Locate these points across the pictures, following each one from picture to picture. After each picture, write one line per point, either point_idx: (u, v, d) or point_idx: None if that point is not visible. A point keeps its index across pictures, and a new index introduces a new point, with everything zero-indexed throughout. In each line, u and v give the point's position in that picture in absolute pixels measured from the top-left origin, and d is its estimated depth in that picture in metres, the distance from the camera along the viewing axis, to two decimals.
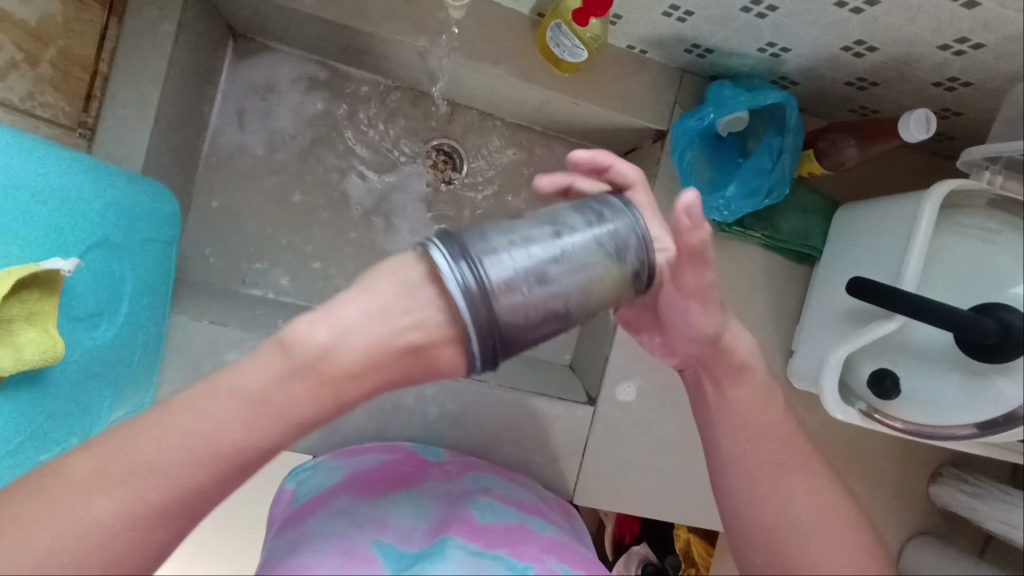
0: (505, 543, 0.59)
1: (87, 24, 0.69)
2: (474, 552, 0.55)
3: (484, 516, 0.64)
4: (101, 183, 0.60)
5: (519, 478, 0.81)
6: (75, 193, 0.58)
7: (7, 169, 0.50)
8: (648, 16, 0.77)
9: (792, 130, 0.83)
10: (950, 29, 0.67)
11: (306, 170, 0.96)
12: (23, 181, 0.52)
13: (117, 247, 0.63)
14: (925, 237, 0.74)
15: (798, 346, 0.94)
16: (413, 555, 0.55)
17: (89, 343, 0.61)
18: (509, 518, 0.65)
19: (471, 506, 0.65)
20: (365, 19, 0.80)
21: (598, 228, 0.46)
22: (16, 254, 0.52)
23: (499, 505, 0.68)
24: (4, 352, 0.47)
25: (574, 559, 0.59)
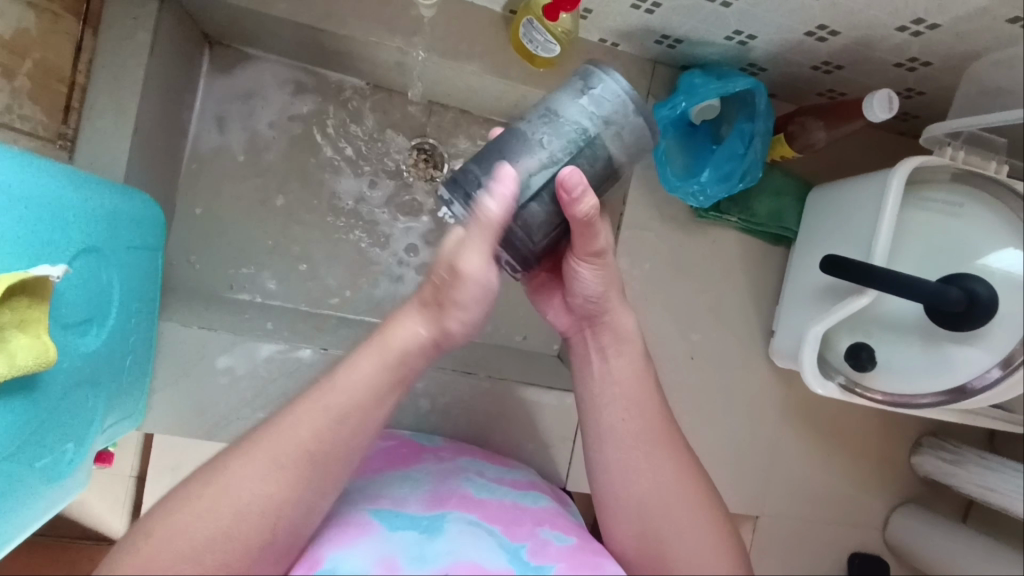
0: (502, 520, 0.62)
1: (64, 36, 0.70)
2: (472, 523, 0.60)
3: (479, 492, 0.67)
4: (81, 190, 0.60)
5: (512, 462, 0.83)
6: (61, 201, 0.58)
7: (9, 181, 0.52)
8: (618, 9, 0.79)
9: (762, 115, 0.85)
10: (906, 12, 0.69)
11: (289, 173, 0.97)
12: (22, 194, 0.53)
13: (106, 255, 0.64)
14: (893, 212, 0.77)
15: (777, 325, 0.96)
16: (409, 517, 0.60)
17: (88, 350, 0.61)
18: (503, 496, 0.68)
19: (466, 483, 0.68)
20: (339, 22, 0.81)
21: (576, 103, 0.57)
22: (5, 264, 0.50)
23: (495, 485, 0.71)
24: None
25: (564, 527, 0.64)
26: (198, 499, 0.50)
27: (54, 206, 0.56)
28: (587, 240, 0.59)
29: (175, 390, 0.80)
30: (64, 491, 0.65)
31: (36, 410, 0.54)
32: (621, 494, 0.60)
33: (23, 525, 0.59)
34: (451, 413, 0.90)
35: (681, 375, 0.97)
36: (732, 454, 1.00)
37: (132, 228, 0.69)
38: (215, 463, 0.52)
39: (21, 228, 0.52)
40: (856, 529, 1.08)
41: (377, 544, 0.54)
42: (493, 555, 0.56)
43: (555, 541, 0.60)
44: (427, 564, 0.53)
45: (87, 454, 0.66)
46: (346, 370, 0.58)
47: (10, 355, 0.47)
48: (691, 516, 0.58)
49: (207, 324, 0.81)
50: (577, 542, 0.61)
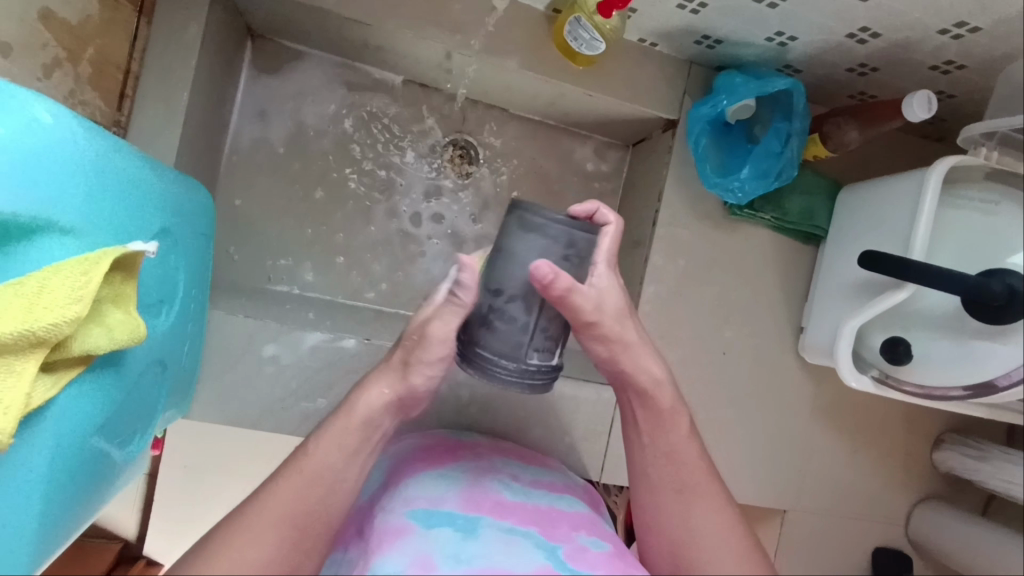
0: (534, 523, 0.65)
1: (120, 24, 0.71)
2: (506, 529, 0.62)
3: (514, 496, 0.70)
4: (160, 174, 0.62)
5: (550, 461, 0.85)
6: (137, 178, 0.59)
7: (105, 159, 0.55)
8: (664, 9, 0.81)
9: (799, 115, 0.87)
10: (950, 14, 0.70)
11: (327, 167, 0.97)
12: (115, 173, 0.56)
13: (176, 237, 0.65)
14: (931, 209, 0.79)
15: (809, 322, 0.98)
16: (445, 515, 0.62)
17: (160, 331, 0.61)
18: (539, 500, 0.71)
19: (500, 485, 0.71)
20: (386, 18, 0.83)
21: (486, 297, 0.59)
22: (103, 238, 0.54)
23: (529, 490, 0.72)
24: (99, 332, 0.51)
25: (596, 532, 0.67)
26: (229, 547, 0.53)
27: (138, 184, 0.59)
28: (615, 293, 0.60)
29: (218, 382, 0.80)
30: (128, 475, 0.65)
31: (118, 392, 0.56)
32: (666, 523, 0.63)
33: (93, 507, 0.60)
34: (490, 405, 0.91)
35: (712, 369, 0.99)
36: (760, 450, 1.01)
37: (195, 215, 0.69)
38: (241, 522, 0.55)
39: (116, 205, 0.55)
40: (879, 525, 1.10)
41: (415, 545, 0.57)
42: (529, 557, 0.58)
43: (590, 547, 0.62)
44: (460, 565, 0.56)
45: (150, 439, 0.66)
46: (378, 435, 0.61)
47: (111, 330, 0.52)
48: (724, 547, 0.61)
49: (253, 314, 0.81)
50: (611, 549, 0.64)
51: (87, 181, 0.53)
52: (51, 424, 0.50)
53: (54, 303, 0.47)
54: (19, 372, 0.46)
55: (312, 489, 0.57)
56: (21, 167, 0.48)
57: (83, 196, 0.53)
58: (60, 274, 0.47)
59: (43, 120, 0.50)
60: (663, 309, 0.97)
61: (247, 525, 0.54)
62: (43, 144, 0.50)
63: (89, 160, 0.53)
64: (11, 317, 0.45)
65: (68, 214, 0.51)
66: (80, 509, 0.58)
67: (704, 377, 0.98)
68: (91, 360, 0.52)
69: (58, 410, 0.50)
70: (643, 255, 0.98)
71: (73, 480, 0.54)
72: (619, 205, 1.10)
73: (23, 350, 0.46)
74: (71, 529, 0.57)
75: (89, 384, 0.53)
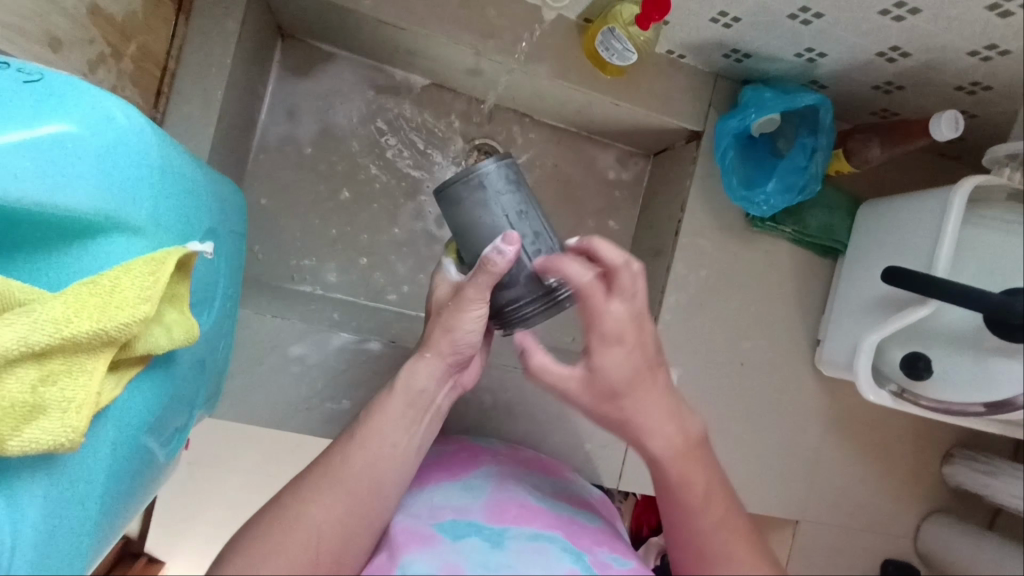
0: (563, 526, 0.65)
1: (160, 21, 0.71)
2: (532, 536, 0.61)
3: (538, 501, 0.69)
4: (204, 173, 0.66)
5: (566, 472, 0.84)
6: (189, 179, 0.62)
7: (167, 164, 0.59)
8: (696, 22, 0.82)
9: (825, 130, 0.88)
10: (982, 37, 0.71)
11: (353, 169, 0.97)
12: (176, 177, 0.60)
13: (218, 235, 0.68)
14: (955, 227, 0.80)
15: (826, 335, 0.99)
16: (471, 526, 0.62)
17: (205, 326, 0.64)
18: (562, 509, 0.69)
19: (524, 492, 0.70)
20: (420, 23, 0.83)
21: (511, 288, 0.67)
22: (165, 237, 0.58)
23: (552, 498, 0.72)
24: (160, 332, 0.55)
25: (621, 548, 0.65)
26: (284, 521, 0.55)
27: (190, 185, 0.63)
28: (604, 359, 0.58)
29: (244, 381, 0.80)
30: (170, 468, 0.71)
31: (165, 385, 0.61)
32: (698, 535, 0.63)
33: (135, 501, 0.64)
34: (511, 410, 0.92)
35: (730, 379, 1.00)
36: (774, 460, 1.02)
37: (231, 213, 0.72)
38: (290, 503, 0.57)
39: (173, 206, 0.59)
40: (888, 537, 1.11)
41: (444, 554, 0.57)
42: (557, 566, 0.57)
43: (615, 563, 0.61)
44: None
45: (185, 436, 0.70)
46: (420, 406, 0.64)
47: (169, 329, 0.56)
48: None
49: (280, 313, 0.81)
50: (635, 566, 0.62)
51: (155, 184, 0.57)
52: (115, 417, 0.56)
53: (125, 304, 0.51)
54: (92, 370, 0.51)
55: (361, 463, 0.59)
56: (100, 166, 0.52)
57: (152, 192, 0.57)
58: (131, 275, 0.51)
59: (116, 119, 0.54)
60: (684, 318, 0.97)
61: (293, 503, 0.57)
62: (119, 142, 0.54)
63: (156, 162, 0.57)
64: (89, 317, 0.49)
65: (139, 211, 0.55)
66: (127, 500, 0.62)
67: (722, 387, 0.99)
68: (148, 359, 0.57)
69: (120, 406, 0.56)
70: (664, 263, 0.99)
71: (128, 467, 0.60)
72: (639, 213, 1.11)
73: (97, 348, 0.51)
74: (120, 517, 0.62)
75: (143, 382, 0.58)
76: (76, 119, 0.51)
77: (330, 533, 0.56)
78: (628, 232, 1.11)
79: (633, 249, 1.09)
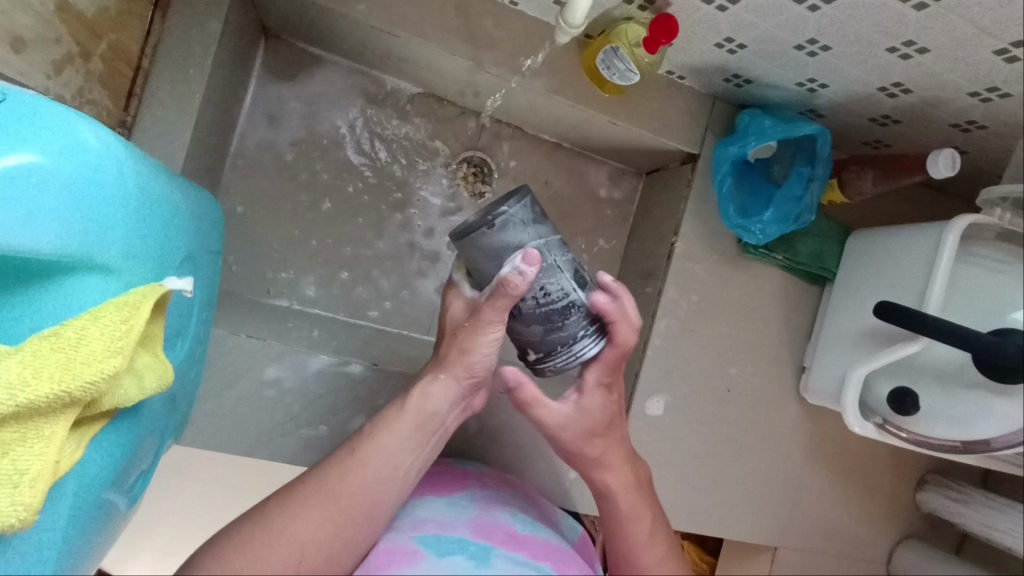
0: (549, 555, 0.62)
1: (136, 17, 0.65)
2: (520, 562, 0.59)
3: (525, 528, 0.66)
4: (185, 195, 0.63)
5: (548, 507, 0.79)
6: (167, 206, 0.60)
7: (144, 194, 0.56)
8: (701, 46, 0.80)
9: (822, 161, 0.88)
10: (986, 80, 0.71)
11: (337, 179, 0.93)
12: (154, 209, 0.58)
13: (196, 260, 0.66)
14: (947, 264, 0.80)
15: (811, 363, 1.00)
16: (456, 541, 0.60)
17: (175, 360, 0.63)
18: (549, 534, 0.67)
19: (510, 517, 0.67)
20: (415, 31, 0.79)
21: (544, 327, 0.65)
22: (139, 274, 0.56)
23: (539, 525, 0.69)
24: (130, 382, 0.54)
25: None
26: (275, 535, 0.56)
27: (167, 211, 0.60)
28: (589, 398, 0.68)
29: (216, 404, 0.75)
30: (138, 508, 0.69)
31: (131, 435, 0.59)
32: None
33: (102, 542, 0.63)
34: (496, 436, 0.89)
35: (716, 405, 0.99)
36: (756, 487, 1.02)
37: (207, 230, 0.69)
38: (278, 516, 0.57)
39: (149, 238, 0.57)
40: (863, 563, 1.12)
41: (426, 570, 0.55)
42: None
43: None
44: None
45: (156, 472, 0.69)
46: (420, 425, 0.64)
47: (140, 377, 0.56)
48: None
49: (256, 333, 0.76)
50: None
51: (130, 218, 0.55)
52: (75, 479, 0.54)
53: (94, 358, 0.50)
54: (49, 436, 0.50)
55: (355, 476, 0.60)
56: (72, 202, 0.50)
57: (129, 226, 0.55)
58: (101, 326, 0.51)
59: (92, 148, 0.52)
60: (673, 344, 0.96)
61: (284, 514, 0.57)
62: (94, 174, 0.52)
63: (133, 193, 0.55)
64: (49, 378, 0.48)
65: (112, 252, 0.53)
66: (96, 542, 0.61)
67: (709, 413, 0.98)
68: (114, 413, 0.56)
69: (82, 466, 0.54)
70: (655, 287, 0.97)
71: (97, 518, 0.59)
72: (629, 232, 1.09)
73: (58, 409, 0.50)
74: (89, 556, 0.61)
75: (107, 435, 0.57)
76: (51, 149, 0.49)
77: (316, 544, 0.56)
78: (617, 251, 1.09)
79: (622, 270, 1.07)
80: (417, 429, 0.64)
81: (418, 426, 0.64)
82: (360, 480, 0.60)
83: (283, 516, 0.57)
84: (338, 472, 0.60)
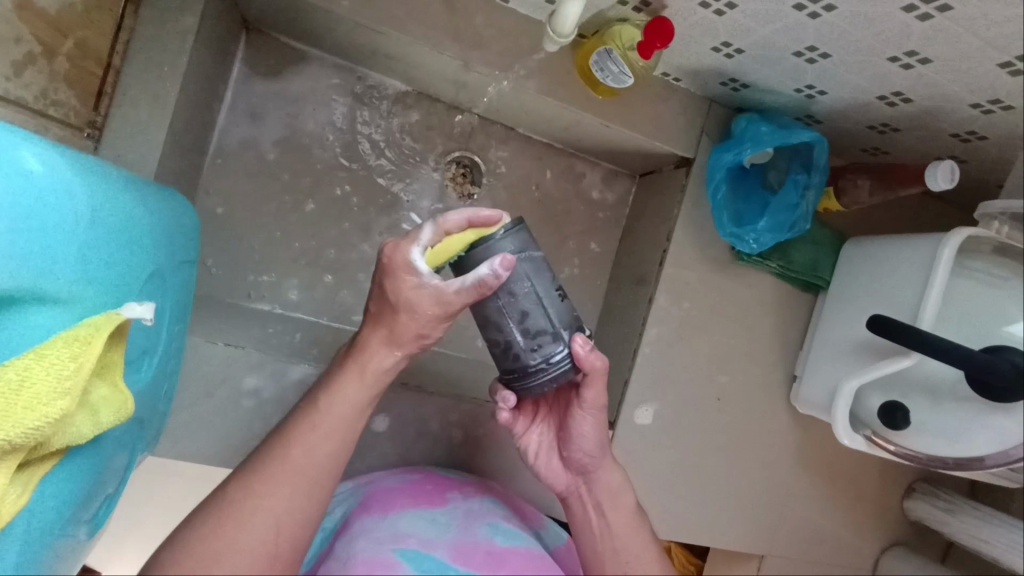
0: (532, 569, 0.60)
1: (105, 13, 0.62)
2: None
3: (506, 541, 0.65)
4: (146, 206, 0.60)
5: (538, 516, 0.78)
6: (127, 224, 0.57)
7: (96, 217, 0.53)
8: (697, 49, 0.77)
9: (819, 169, 0.86)
10: (988, 92, 0.69)
11: (321, 179, 0.90)
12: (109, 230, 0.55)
13: (164, 274, 0.63)
14: (943, 279, 0.79)
15: (803, 371, 0.98)
16: (435, 560, 0.58)
17: (137, 383, 0.61)
18: (530, 543, 0.66)
19: (490, 530, 0.66)
20: (401, 28, 0.76)
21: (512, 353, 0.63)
22: (91, 300, 0.53)
23: (521, 534, 0.68)
24: (83, 419, 0.52)
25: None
26: (241, 513, 0.52)
27: (127, 228, 0.57)
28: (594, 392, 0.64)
29: (193, 414, 0.73)
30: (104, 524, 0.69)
31: (89, 463, 0.58)
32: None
33: (59, 562, 0.62)
34: (482, 445, 0.87)
35: (705, 414, 0.97)
36: (745, 496, 1.01)
37: (178, 239, 0.66)
38: (239, 495, 0.53)
39: (104, 261, 0.54)
40: (849, 569, 1.12)
41: None
42: None
43: None
44: None
45: (119, 491, 0.68)
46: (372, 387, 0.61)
47: (96, 411, 0.53)
48: None
49: (234, 341, 0.74)
50: None
51: (80, 243, 0.52)
52: (24, 518, 0.52)
53: (39, 400, 0.47)
54: None
55: (315, 445, 0.56)
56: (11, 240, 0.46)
57: (80, 255, 0.52)
58: (47, 365, 0.48)
59: (34, 175, 0.48)
60: (663, 352, 0.94)
61: (247, 491, 0.53)
62: (40, 201, 0.48)
63: (83, 218, 0.52)
64: None
65: (62, 283, 0.50)
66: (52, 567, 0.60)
67: (698, 421, 0.97)
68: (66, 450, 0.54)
69: (31, 506, 0.52)
70: (646, 294, 0.95)
71: (55, 543, 0.58)
72: (621, 236, 1.07)
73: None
74: None
75: (61, 470, 0.54)
76: None
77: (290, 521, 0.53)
78: (609, 255, 1.07)
79: (613, 274, 1.05)
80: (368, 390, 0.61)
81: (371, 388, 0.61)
82: (320, 449, 0.57)
83: (245, 493, 0.53)
84: (294, 443, 0.56)
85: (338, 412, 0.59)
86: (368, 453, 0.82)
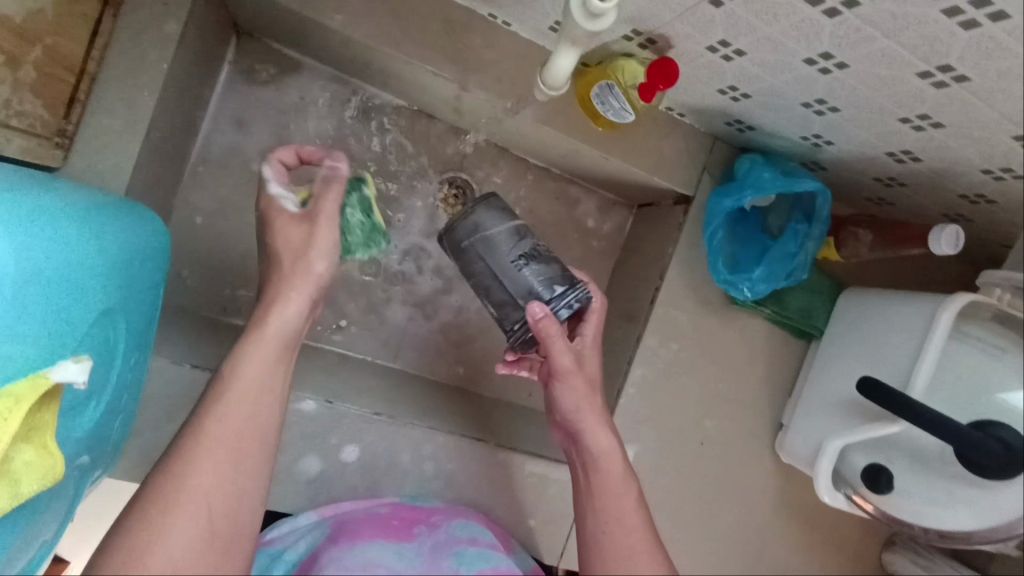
0: None
1: (80, 18, 0.59)
2: None
3: (472, 566, 0.61)
4: (98, 240, 0.55)
5: (510, 543, 0.76)
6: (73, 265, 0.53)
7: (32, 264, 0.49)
8: (702, 90, 0.74)
9: (820, 220, 0.83)
10: (1001, 160, 0.65)
11: (306, 193, 0.87)
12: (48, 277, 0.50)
13: (121, 309, 0.60)
14: (939, 345, 0.76)
15: (789, 421, 0.96)
16: None
17: (77, 430, 0.57)
18: (498, 562, 0.62)
19: (455, 560, 0.61)
20: (395, 46, 0.73)
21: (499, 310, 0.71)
22: (30, 357, 0.49)
23: (489, 555, 0.63)
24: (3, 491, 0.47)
25: None
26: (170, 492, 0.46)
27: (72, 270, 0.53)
28: (561, 353, 0.65)
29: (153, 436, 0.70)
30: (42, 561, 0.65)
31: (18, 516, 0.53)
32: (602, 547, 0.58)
33: None
34: (454, 480, 0.84)
35: (687, 458, 0.95)
36: (722, 544, 0.99)
37: (139, 266, 0.62)
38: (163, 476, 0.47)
39: (41, 309, 0.50)
40: None
41: None
42: None
43: None
44: None
45: (54, 531, 0.64)
46: (283, 344, 0.54)
47: (17, 480, 0.48)
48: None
49: (201, 363, 0.71)
50: None
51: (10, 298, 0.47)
52: None
53: None
54: None
55: (237, 407, 0.50)
56: None
57: (16, 312, 0.47)
58: None
59: None
60: (648, 393, 0.91)
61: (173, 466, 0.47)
62: None
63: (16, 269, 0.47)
64: None
65: None
66: None
67: (679, 465, 0.95)
68: None
69: None
70: (634, 332, 0.92)
71: None
72: (614, 267, 1.04)
73: None
74: None
75: None
76: None
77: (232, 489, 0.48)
78: (600, 285, 1.04)
79: (603, 306, 1.02)
80: (278, 347, 0.55)
81: (280, 342, 0.55)
82: (248, 411, 0.51)
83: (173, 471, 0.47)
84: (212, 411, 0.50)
85: (249, 390, 0.51)
86: (334, 483, 0.79)
